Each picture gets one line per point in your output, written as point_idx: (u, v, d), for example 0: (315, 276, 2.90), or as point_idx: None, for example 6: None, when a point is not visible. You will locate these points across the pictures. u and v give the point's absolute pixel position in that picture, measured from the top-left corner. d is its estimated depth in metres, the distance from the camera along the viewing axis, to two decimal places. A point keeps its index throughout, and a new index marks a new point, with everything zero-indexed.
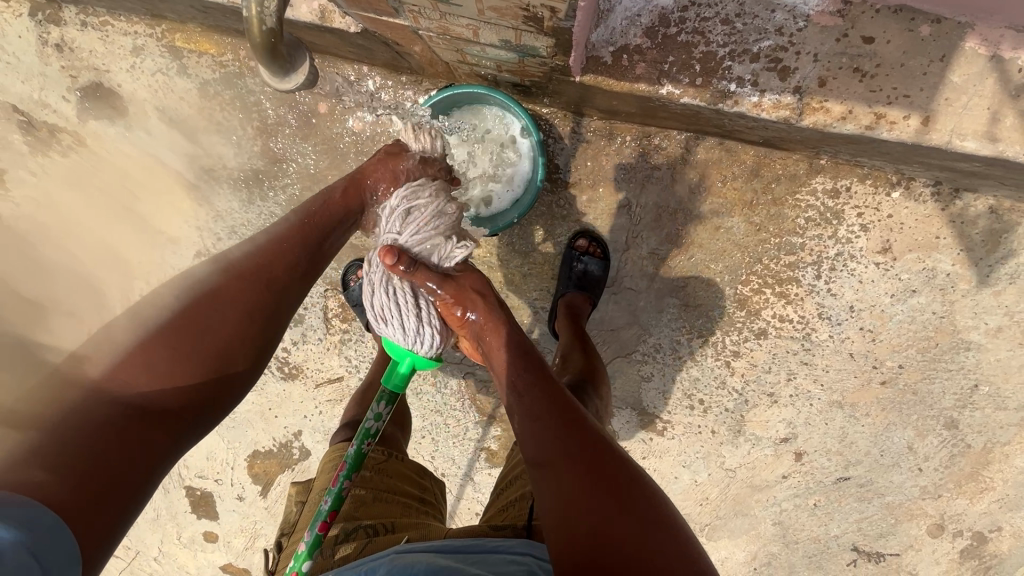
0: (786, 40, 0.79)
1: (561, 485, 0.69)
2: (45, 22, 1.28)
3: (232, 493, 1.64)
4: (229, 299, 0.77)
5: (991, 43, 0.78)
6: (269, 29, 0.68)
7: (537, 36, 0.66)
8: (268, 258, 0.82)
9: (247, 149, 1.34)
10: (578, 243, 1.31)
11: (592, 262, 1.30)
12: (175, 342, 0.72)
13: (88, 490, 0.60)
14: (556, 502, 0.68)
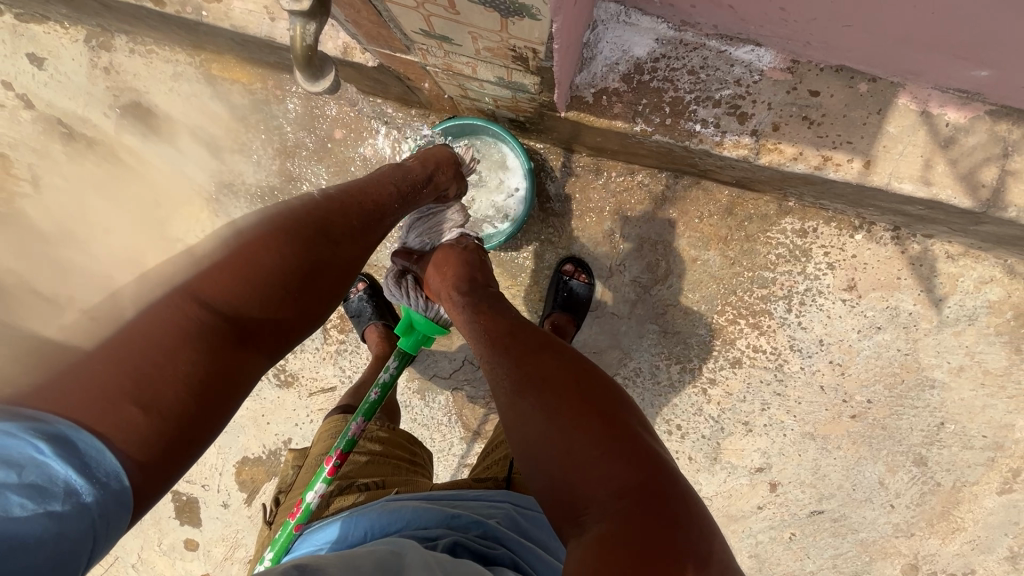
0: (744, 90, 0.92)
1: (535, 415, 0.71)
2: (98, 48, 1.42)
3: (217, 499, 1.67)
4: (310, 248, 0.78)
5: (922, 100, 0.89)
6: (309, 45, 0.65)
7: (525, 74, 0.78)
8: (347, 221, 0.85)
9: (265, 167, 1.46)
10: (565, 267, 1.41)
11: (578, 286, 1.39)
12: (258, 281, 0.72)
13: (174, 421, 0.60)
14: (533, 431, 0.71)
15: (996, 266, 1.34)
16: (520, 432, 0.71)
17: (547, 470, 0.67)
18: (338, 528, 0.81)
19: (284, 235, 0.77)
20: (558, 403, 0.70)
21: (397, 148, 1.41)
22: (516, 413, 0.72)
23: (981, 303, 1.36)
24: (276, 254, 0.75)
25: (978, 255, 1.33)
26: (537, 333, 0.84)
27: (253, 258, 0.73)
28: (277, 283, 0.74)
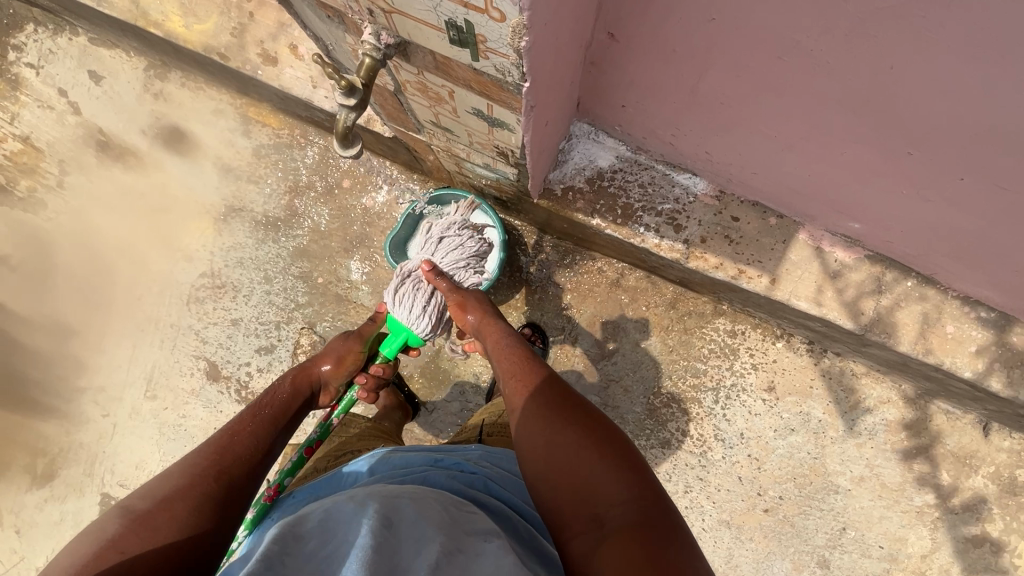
0: (681, 208, 1.15)
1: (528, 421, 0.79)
2: (153, 77, 1.63)
3: None
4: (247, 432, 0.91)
5: (816, 238, 1.13)
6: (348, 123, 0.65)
7: (507, 166, 0.99)
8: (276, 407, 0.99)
9: (275, 201, 1.65)
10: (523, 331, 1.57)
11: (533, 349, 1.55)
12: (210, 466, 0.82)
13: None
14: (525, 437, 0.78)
15: (892, 389, 1.54)
16: (544, 455, 0.73)
17: (567, 491, 0.69)
18: (329, 484, 0.90)
19: (218, 448, 0.86)
20: (586, 429, 0.74)
21: (396, 204, 1.61)
22: (538, 437, 0.76)
23: (879, 420, 1.55)
24: (215, 464, 0.83)
25: (878, 376, 1.54)
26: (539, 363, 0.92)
27: (195, 473, 0.80)
28: (220, 490, 0.80)
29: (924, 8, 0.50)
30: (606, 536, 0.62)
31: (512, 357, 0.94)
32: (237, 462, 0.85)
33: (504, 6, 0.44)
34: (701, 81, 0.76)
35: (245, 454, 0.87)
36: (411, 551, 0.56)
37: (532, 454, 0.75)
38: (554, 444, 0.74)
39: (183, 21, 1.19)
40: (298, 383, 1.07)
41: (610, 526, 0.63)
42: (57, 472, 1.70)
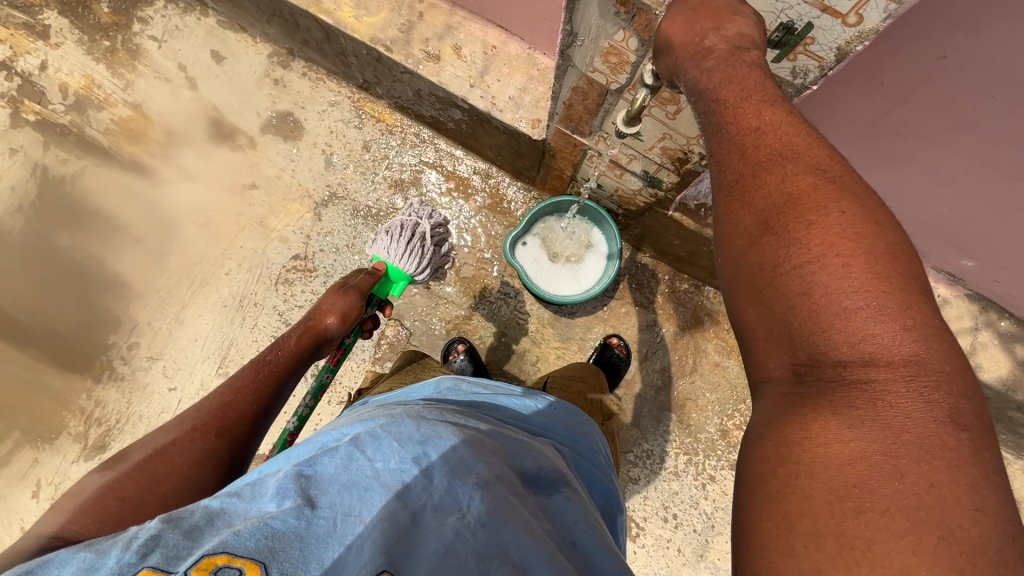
0: None
1: (777, 257, 0.59)
2: (276, 63, 1.69)
3: None
4: (241, 391, 0.93)
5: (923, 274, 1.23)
6: None
7: (670, 175, 1.08)
8: (271, 366, 1.01)
9: (378, 192, 1.68)
10: (612, 339, 1.62)
11: (618, 354, 1.60)
12: (202, 425, 0.85)
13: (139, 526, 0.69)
14: (767, 268, 0.59)
15: None
16: (803, 332, 0.57)
17: (781, 330, 0.58)
18: (413, 392, 0.91)
19: (220, 405, 0.89)
20: (883, 328, 0.54)
21: (496, 207, 1.66)
22: (806, 286, 0.56)
23: None
24: (216, 423, 0.86)
25: None
26: (837, 196, 0.58)
27: (197, 429, 0.84)
28: (220, 446, 0.84)
29: None
30: (819, 417, 0.54)
31: (795, 167, 0.60)
32: (237, 422, 0.89)
33: (870, 12, 0.53)
34: (890, 113, 0.86)
35: (243, 413, 0.90)
36: (450, 478, 0.56)
37: (735, 278, 0.63)
38: (764, 278, 0.60)
39: (354, 12, 1.27)
40: (302, 342, 1.07)
41: (823, 389, 0.56)
42: (108, 445, 1.60)
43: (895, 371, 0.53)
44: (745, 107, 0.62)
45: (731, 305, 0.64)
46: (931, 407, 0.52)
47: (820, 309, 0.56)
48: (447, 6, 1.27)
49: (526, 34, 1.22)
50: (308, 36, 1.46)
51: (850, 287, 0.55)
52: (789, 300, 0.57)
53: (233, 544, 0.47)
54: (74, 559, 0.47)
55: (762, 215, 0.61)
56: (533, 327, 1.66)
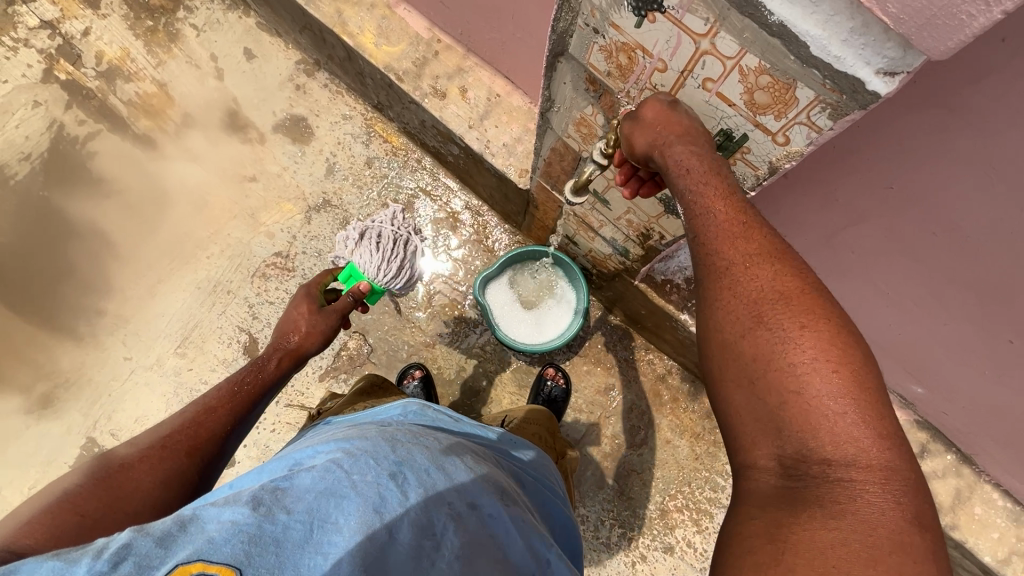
0: None
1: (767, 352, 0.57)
2: (301, 71, 1.77)
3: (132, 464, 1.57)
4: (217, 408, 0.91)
5: None
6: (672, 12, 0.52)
7: (635, 246, 1.10)
8: (252, 382, 0.98)
9: (370, 208, 1.72)
10: (546, 369, 1.60)
11: (557, 389, 1.57)
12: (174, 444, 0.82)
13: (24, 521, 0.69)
14: (757, 362, 0.58)
15: None
16: (789, 425, 0.55)
17: (766, 419, 0.57)
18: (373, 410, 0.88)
19: (193, 424, 0.86)
20: (866, 427, 0.53)
21: (480, 244, 1.69)
22: (795, 381, 0.55)
23: None
24: (187, 441, 0.83)
25: None
26: (818, 297, 0.58)
27: (166, 446, 0.81)
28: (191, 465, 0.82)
29: None
30: (806, 508, 0.53)
31: (772, 266, 0.59)
32: (209, 442, 0.86)
33: (796, 134, 0.54)
34: (846, 229, 0.88)
35: (213, 432, 0.88)
36: (425, 501, 0.60)
37: (726, 366, 0.60)
38: (756, 371, 0.58)
39: (375, 39, 1.34)
40: (280, 365, 1.04)
41: (810, 484, 0.54)
42: (57, 406, 1.61)
43: (872, 473, 0.52)
44: (729, 203, 0.60)
45: (717, 390, 0.62)
46: (903, 509, 0.51)
47: (807, 407, 0.55)
48: (462, 50, 1.33)
49: (529, 89, 1.28)
50: (332, 52, 1.54)
51: (836, 386, 0.54)
52: (779, 396, 0.56)
53: (209, 550, 0.47)
54: (38, 570, 0.45)
55: (755, 309, 0.59)
56: (492, 368, 1.66)
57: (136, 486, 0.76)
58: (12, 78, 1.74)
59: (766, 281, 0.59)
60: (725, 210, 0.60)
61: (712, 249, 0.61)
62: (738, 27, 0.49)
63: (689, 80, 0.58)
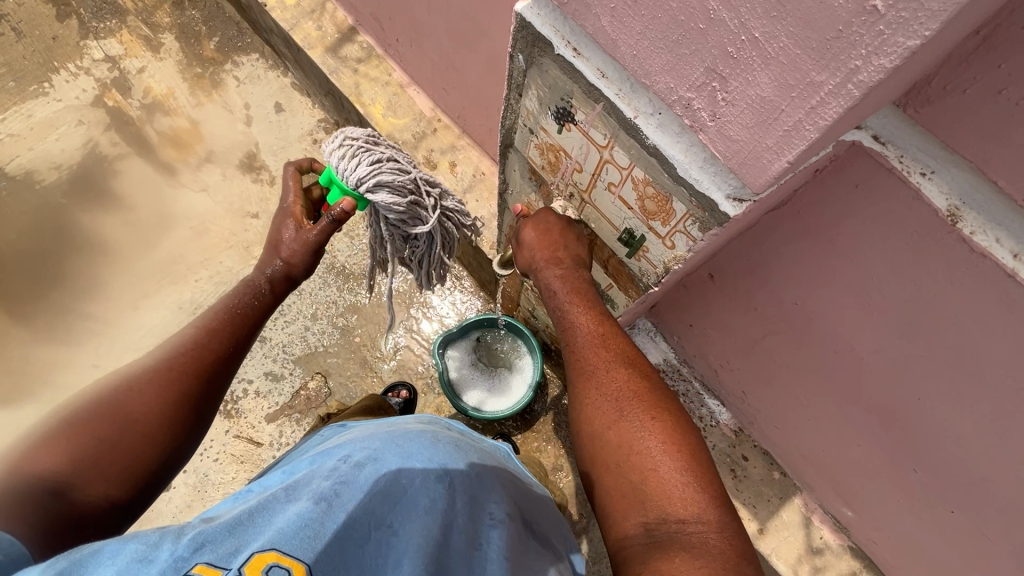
0: (702, 426, 1.27)
1: (629, 432, 0.67)
2: (321, 128, 1.95)
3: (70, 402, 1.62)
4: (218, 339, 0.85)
5: (809, 508, 1.21)
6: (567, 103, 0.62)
7: None
8: None
9: (357, 257, 1.82)
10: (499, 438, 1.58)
11: None
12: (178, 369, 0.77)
13: None
14: (619, 444, 0.67)
15: None
16: (648, 492, 0.62)
17: (629, 487, 0.64)
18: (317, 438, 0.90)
19: None
20: (700, 480, 0.62)
21: (453, 306, 1.77)
22: (649, 452, 0.64)
23: None
24: (189, 364, 0.76)
25: None
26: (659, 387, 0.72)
27: (167, 370, 0.75)
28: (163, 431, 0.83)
29: (951, 378, 0.67)
30: (669, 553, 0.57)
31: (625, 362, 0.73)
32: (213, 364, 0.78)
33: (679, 241, 0.61)
34: (765, 337, 0.93)
35: (215, 355, 0.79)
36: (469, 508, 0.64)
37: (600, 454, 0.68)
38: (619, 455, 0.66)
39: (383, 111, 1.50)
40: (278, 287, 0.87)
41: (670, 538, 0.58)
42: (18, 401, 1.65)
43: (705, 524, 0.59)
44: (591, 317, 0.75)
45: (594, 475, 0.69)
46: (736, 549, 0.58)
47: (658, 472, 0.63)
48: (458, 130, 1.48)
49: None
50: (348, 117, 1.70)
51: (679, 453, 0.64)
52: (638, 470, 0.64)
53: (283, 545, 0.52)
54: (125, 550, 0.51)
55: (615, 400, 0.70)
56: None
57: (143, 413, 0.71)
58: (66, 98, 1.94)
59: (620, 377, 0.71)
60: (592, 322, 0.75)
61: (583, 353, 0.74)
62: (628, 145, 0.58)
63: (599, 183, 0.67)
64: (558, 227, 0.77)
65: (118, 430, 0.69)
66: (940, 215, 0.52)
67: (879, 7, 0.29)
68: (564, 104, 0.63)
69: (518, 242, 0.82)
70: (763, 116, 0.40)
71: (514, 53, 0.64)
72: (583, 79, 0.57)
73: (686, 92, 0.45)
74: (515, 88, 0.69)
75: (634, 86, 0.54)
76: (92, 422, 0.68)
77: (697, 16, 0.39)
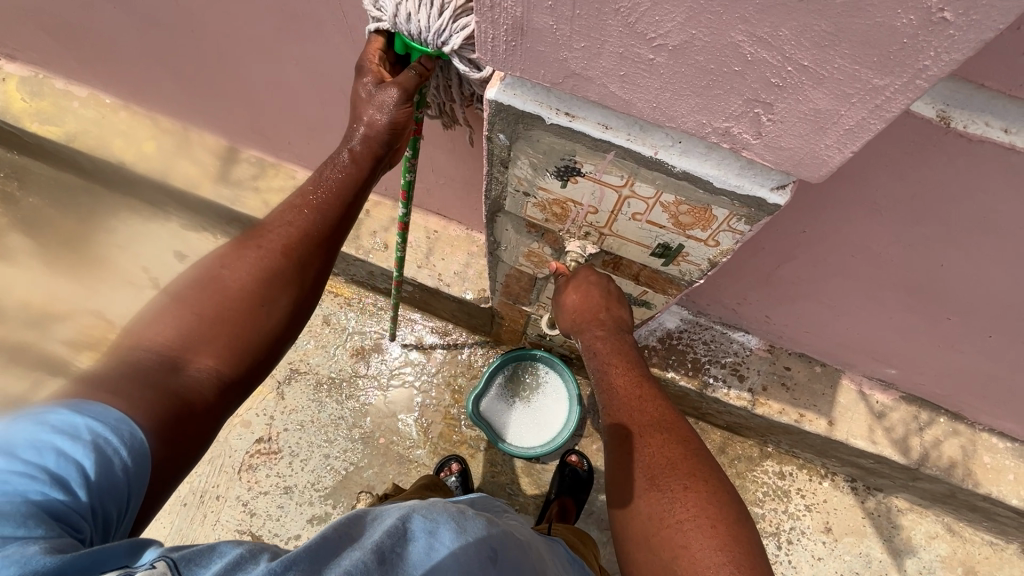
0: (740, 360, 1.34)
1: (661, 501, 0.68)
2: None
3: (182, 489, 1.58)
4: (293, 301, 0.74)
5: (857, 382, 1.33)
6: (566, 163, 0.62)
7: None
8: None
9: (340, 361, 1.72)
10: (571, 455, 1.59)
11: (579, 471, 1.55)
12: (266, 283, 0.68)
13: None
14: (651, 511, 0.68)
15: (937, 523, 1.61)
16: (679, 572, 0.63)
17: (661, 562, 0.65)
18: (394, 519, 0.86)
19: None
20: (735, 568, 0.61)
21: (456, 362, 1.73)
22: (680, 531, 0.65)
23: (934, 557, 1.58)
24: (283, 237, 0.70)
25: (922, 511, 1.62)
26: (697, 456, 0.71)
27: (262, 244, 0.70)
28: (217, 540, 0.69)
29: (969, 242, 0.75)
30: None
31: (664, 427, 0.73)
32: (309, 242, 0.72)
33: (724, 238, 0.64)
34: (779, 268, 0.98)
35: (310, 233, 0.71)
36: None
37: (633, 521, 0.70)
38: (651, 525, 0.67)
39: None
40: (360, 158, 0.74)
41: None
42: None
43: None
44: (625, 378, 0.76)
45: (626, 538, 0.71)
46: None
47: (693, 549, 0.63)
48: (390, 201, 1.43)
49: (462, 219, 1.38)
50: None
51: (714, 531, 0.64)
52: (669, 547, 0.65)
53: None
54: (229, 553, 0.48)
55: (651, 471, 0.70)
56: (508, 478, 1.63)
57: (245, 290, 0.67)
58: None
59: (658, 443, 0.71)
60: (627, 383, 0.76)
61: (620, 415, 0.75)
62: (650, 178, 0.59)
63: (621, 217, 0.68)
64: (596, 287, 0.80)
65: (222, 303, 0.65)
66: (934, 122, 0.58)
67: (948, 17, 0.32)
68: (560, 163, 0.63)
69: (557, 297, 0.85)
70: (819, 124, 0.42)
71: (492, 134, 0.62)
72: (586, 138, 0.57)
73: (723, 123, 0.46)
74: (499, 163, 0.67)
75: (643, 127, 0.55)
76: (201, 290, 0.66)
77: (730, 62, 0.40)
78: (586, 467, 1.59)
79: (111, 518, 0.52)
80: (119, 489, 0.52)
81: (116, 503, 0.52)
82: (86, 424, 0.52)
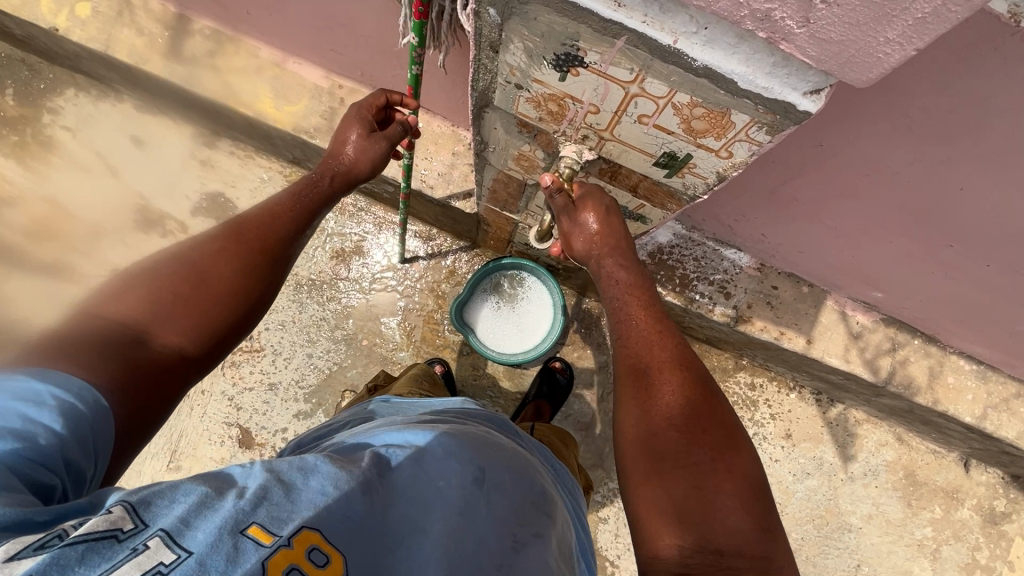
0: (729, 278, 1.31)
1: (673, 439, 0.63)
2: (201, 144, 1.60)
3: None
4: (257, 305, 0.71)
5: (840, 303, 1.33)
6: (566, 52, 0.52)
7: None
8: None
9: (320, 262, 1.67)
10: (556, 363, 1.62)
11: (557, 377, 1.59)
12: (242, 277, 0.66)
13: None
14: (664, 447, 0.63)
15: (888, 433, 1.72)
16: (690, 513, 0.59)
17: (671, 503, 0.60)
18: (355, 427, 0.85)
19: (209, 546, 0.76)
20: (745, 511, 0.59)
21: (440, 269, 1.68)
22: (692, 470, 0.61)
23: (880, 462, 1.71)
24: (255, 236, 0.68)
25: (877, 422, 1.72)
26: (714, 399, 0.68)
27: (238, 240, 0.67)
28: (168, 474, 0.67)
29: (999, 162, 0.68)
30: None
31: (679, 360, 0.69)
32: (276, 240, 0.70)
33: (738, 149, 0.57)
34: (786, 185, 0.92)
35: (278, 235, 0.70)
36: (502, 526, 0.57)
37: (636, 457, 0.64)
38: (665, 463, 0.62)
39: (274, 102, 1.29)
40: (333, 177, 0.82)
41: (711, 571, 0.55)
42: None
43: (748, 560, 0.56)
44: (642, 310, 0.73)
45: (625, 480, 0.65)
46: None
47: (702, 489, 0.60)
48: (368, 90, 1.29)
49: (448, 114, 1.26)
50: (232, 123, 1.45)
51: (727, 471, 0.61)
52: (681, 486, 0.61)
53: (327, 528, 0.46)
54: (195, 490, 0.44)
55: (665, 406, 0.66)
56: (489, 381, 1.66)
57: (230, 283, 0.65)
58: None
59: (674, 377, 0.67)
60: (643, 313, 0.73)
61: (637, 346, 0.71)
62: (664, 73, 0.50)
63: (625, 119, 0.60)
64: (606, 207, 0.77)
65: (200, 292, 0.63)
66: (1004, 19, 0.52)
67: None
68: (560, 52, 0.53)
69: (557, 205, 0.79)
70: (883, 9, 0.36)
71: (480, 10, 0.52)
72: (593, 17, 0.47)
73: (765, 3, 0.39)
74: (488, 47, 0.58)
75: (664, 6, 0.45)
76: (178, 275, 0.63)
77: None
78: (567, 373, 1.62)
79: (85, 473, 0.50)
80: (87, 444, 0.50)
81: (87, 459, 0.50)
82: (50, 391, 0.49)
